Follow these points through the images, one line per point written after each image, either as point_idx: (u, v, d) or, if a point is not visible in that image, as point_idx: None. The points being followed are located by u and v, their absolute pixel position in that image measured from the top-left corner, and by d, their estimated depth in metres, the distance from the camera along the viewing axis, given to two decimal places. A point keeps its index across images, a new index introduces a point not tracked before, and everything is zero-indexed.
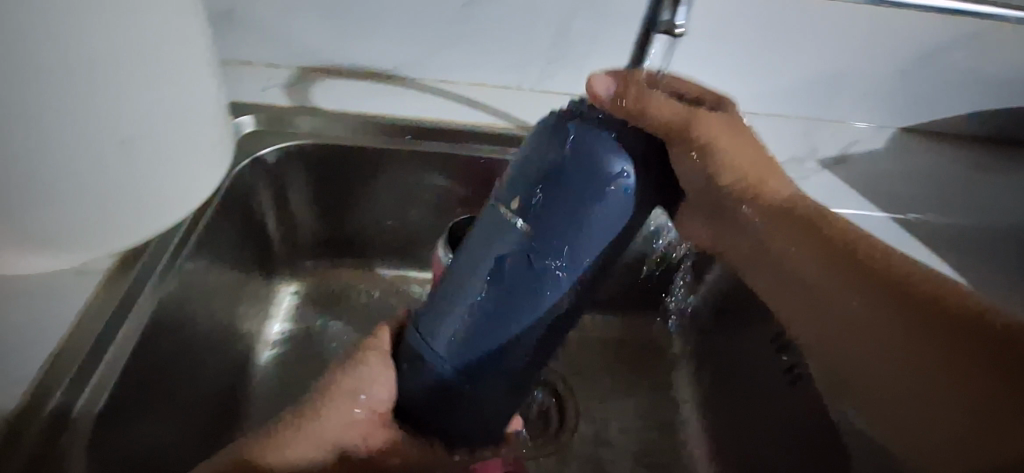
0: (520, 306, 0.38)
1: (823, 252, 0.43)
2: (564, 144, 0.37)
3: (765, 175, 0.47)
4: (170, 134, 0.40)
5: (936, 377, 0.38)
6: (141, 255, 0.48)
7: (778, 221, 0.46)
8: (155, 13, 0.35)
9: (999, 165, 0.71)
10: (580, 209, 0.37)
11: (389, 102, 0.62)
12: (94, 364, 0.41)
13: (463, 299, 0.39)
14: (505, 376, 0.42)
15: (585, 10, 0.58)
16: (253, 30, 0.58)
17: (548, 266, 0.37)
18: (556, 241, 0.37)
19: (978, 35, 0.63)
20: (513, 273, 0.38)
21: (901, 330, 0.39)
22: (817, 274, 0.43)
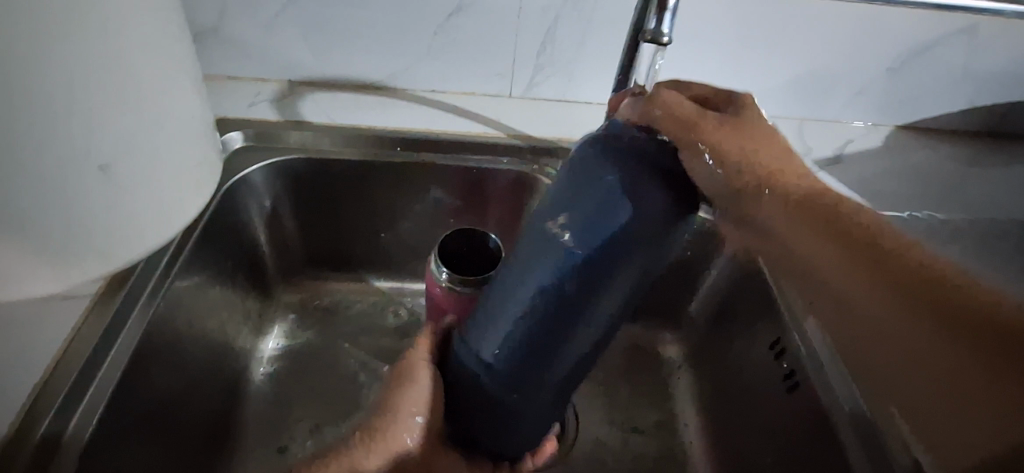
0: (561, 326, 0.39)
1: (860, 256, 0.37)
2: (601, 170, 0.37)
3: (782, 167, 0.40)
4: (149, 157, 0.40)
5: (963, 389, 0.35)
6: (129, 277, 0.48)
7: (802, 218, 0.38)
8: (125, 39, 0.35)
9: (996, 159, 0.70)
10: (614, 235, 0.36)
11: (381, 115, 0.62)
12: (86, 387, 0.42)
13: (505, 321, 0.40)
14: (546, 389, 0.42)
15: (570, 17, 0.58)
16: (240, 47, 0.59)
17: (585, 290, 0.38)
18: (593, 266, 0.37)
19: (969, 31, 0.62)
20: (551, 298, 0.38)
21: (929, 338, 0.36)
22: (853, 283, 0.38)
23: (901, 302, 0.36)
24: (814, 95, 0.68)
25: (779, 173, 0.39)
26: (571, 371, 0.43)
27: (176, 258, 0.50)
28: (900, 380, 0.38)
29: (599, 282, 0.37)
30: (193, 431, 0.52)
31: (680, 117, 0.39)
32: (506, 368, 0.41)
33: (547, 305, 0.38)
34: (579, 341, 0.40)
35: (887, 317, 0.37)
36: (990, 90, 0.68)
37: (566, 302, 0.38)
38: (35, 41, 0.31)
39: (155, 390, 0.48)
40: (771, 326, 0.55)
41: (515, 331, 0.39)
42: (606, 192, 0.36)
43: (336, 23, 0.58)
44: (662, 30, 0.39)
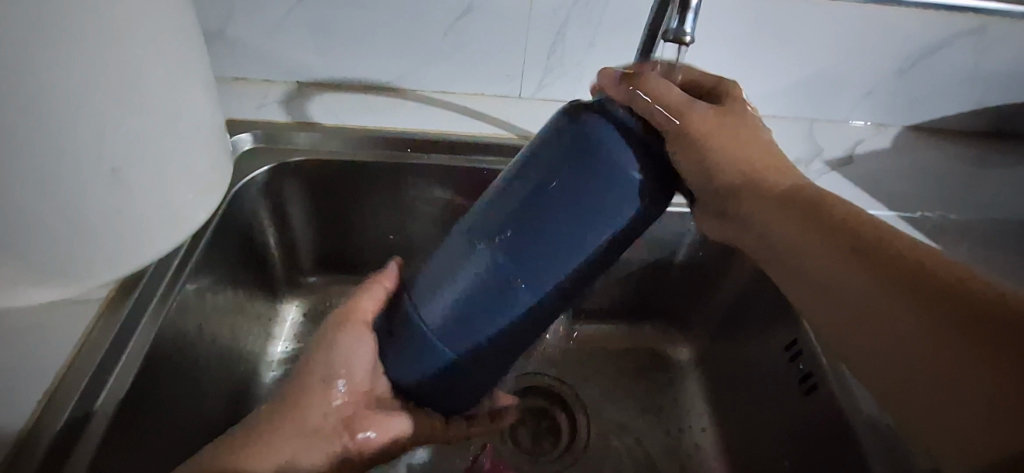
0: (524, 281, 0.37)
1: (832, 234, 0.38)
2: (575, 132, 0.36)
3: (759, 155, 0.41)
4: (162, 161, 0.39)
5: (944, 367, 0.32)
6: (138, 280, 0.48)
7: (766, 191, 0.40)
8: (138, 42, 0.34)
9: (1007, 159, 0.70)
10: (575, 203, 0.35)
11: (390, 116, 0.61)
12: (97, 391, 0.41)
13: (452, 281, 0.39)
14: (499, 358, 0.42)
15: (580, 19, 0.57)
16: (248, 50, 0.59)
17: (535, 261, 0.37)
18: (544, 234, 0.36)
19: (978, 31, 0.62)
20: (502, 264, 0.37)
21: (909, 315, 0.34)
22: (824, 259, 0.38)
23: (872, 275, 0.36)
24: (822, 96, 0.68)
25: (752, 149, 0.41)
26: (515, 337, 0.41)
27: (187, 260, 0.50)
28: (869, 353, 0.36)
29: (572, 235, 0.36)
30: (200, 436, 0.51)
31: (660, 102, 0.38)
32: (447, 317, 0.40)
33: (512, 257, 0.37)
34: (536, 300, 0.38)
35: (856, 289, 0.37)
36: (998, 90, 0.67)
37: (534, 255, 0.37)
38: (48, 43, 0.31)
39: (165, 394, 0.47)
40: (786, 329, 0.54)
41: (470, 281, 0.38)
42: (596, 142, 0.35)
43: (346, 24, 0.57)
44: (684, 29, 0.38)
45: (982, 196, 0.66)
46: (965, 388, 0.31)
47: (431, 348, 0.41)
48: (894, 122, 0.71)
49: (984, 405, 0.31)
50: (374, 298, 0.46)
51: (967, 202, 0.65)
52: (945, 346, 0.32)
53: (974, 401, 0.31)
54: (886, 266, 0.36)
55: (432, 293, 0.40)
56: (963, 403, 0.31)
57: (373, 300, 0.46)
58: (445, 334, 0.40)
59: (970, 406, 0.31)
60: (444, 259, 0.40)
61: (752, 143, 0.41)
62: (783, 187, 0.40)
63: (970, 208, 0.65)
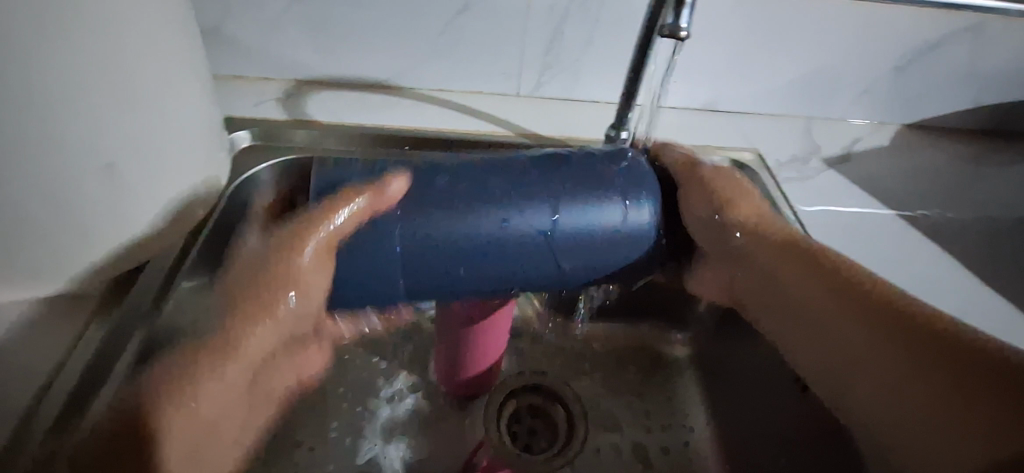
0: (511, 228, 0.41)
1: (825, 279, 0.45)
2: (616, 165, 0.44)
3: (764, 217, 0.50)
4: (157, 156, 0.40)
5: (935, 407, 0.38)
6: (133, 278, 0.47)
7: (779, 250, 0.48)
8: (133, 36, 0.35)
9: (1006, 156, 0.70)
10: (586, 192, 0.42)
11: (388, 115, 0.61)
12: (89, 390, 0.41)
13: (455, 180, 0.42)
14: (438, 287, 0.42)
15: (577, 16, 0.57)
16: (245, 48, 0.59)
17: (537, 205, 0.41)
18: (553, 184, 0.42)
19: (974, 29, 0.62)
20: (503, 185, 0.42)
21: (905, 360, 0.40)
22: (827, 303, 0.45)
23: (864, 317, 0.43)
24: (819, 94, 0.68)
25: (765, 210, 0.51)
26: (456, 274, 0.41)
27: (184, 257, 0.49)
28: (861, 389, 0.42)
29: (574, 221, 0.42)
30: None
31: (693, 169, 0.50)
32: (432, 214, 0.40)
33: (519, 189, 0.42)
34: (502, 259, 0.42)
35: (854, 332, 0.43)
36: (995, 88, 0.68)
37: (541, 188, 0.42)
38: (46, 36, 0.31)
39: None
40: None
41: (472, 186, 0.41)
42: (640, 172, 0.44)
43: (344, 22, 0.57)
44: (680, 24, 0.39)
45: (978, 193, 0.66)
46: (952, 423, 0.37)
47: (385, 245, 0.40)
48: (891, 120, 0.71)
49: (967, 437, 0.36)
50: (352, 221, 0.40)
51: (961, 201, 0.65)
52: (937, 388, 0.39)
53: (960, 433, 0.37)
54: (870, 308, 0.43)
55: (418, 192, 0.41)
56: (956, 439, 0.37)
57: (352, 222, 0.40)
58: (414, 230, 0.40)
59: (960, 441, 0.37)
60: (453, 165, 0.42)
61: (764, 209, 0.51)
62: (783, 239, 0.49)
63: (968, 206, 0.65)
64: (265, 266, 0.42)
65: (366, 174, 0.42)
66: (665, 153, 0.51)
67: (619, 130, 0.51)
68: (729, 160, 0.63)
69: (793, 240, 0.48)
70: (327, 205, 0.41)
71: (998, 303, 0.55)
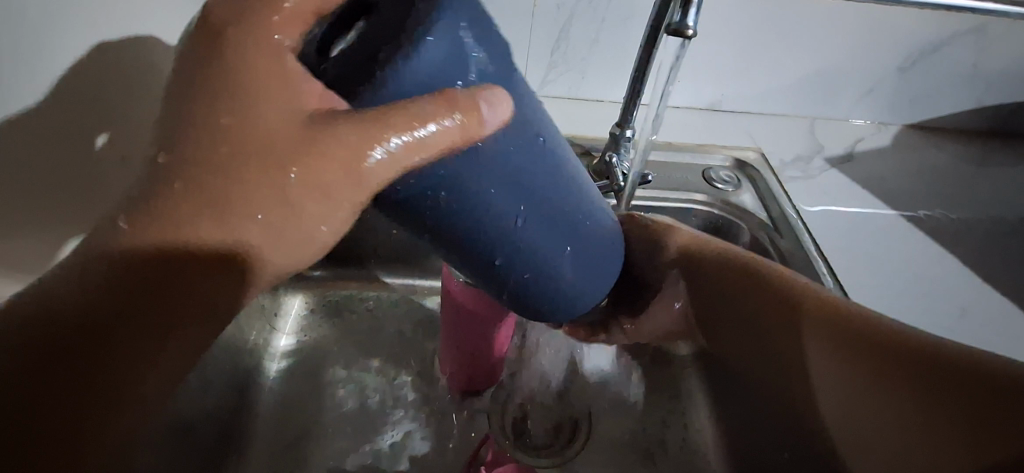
0: (572, 200, 0.34)
1: (767, 295, 0.45)
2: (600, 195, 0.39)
3: (716, 247, 0.48)
4: None
5: (915, 420, 0.38)
6: None
7: (736, 276, 0.46)
8: None
9: (1007, 157, 0.70)
10: (595, 213, 0.36)
11: None
12: None
13: (527, 121, 0.30)
14: (438, 211, 0.29)
15: (583, 15, 0.58)
16: None
17: (568, 210, 0.34)
18: (583, 195, 0.35)
19: (978, 29, 0.62)
20: (556, 173, 0.32)
21: (874, 377, 0.39)
22: (790, 328, 0.43)
23: (826, 341, 0.42)
24: (822, 94, 0.68)
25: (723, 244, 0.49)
26: (473, 218, 0.30)
27: None
28: (836, 405, 0.42)
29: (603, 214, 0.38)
30: (209, 433, 0.51)
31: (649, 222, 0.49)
32: (515, 156, 0.30)
33: (563, 183, 0.33)
34: (553, 238, 0.34)
35: (819, 355, 0.42)
36: (997, 89, 0.68)
37: (574, 194, 0.34)
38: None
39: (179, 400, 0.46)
40: None
41: (541, 142, 0.31)
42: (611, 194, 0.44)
43: None
44: (687, 23, 0.39)
45: (980, 193, 0.67)
46: (935, 435, 0.37)
47: (470, 191, 0.29)
48: (894, 120, 0.71)
49: (955, 451, 0.36)
50: (447, 141, 0.27)
51: (963, 200, 0.66)
52: (910, 403, 0.38)
53: (945, 442, 0.36)
54: (813, 320, 0.42)
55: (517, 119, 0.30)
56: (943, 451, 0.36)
57: (448, 141, 0.27)
58: (495, 170, 0.29)
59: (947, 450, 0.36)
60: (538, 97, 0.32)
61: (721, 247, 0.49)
62: (728, 257, 0.47)
63: (970, 207, 0.65)
64: (278, 141, 0.27)
65: (493, 71, 0.28)
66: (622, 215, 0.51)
67: (624, 129, 0.52)
68: (731, 159, 0.64)
69: (745, 268, 0.46)
70: (412, 107, 0.26)
71: (1000, 301, 0.56)
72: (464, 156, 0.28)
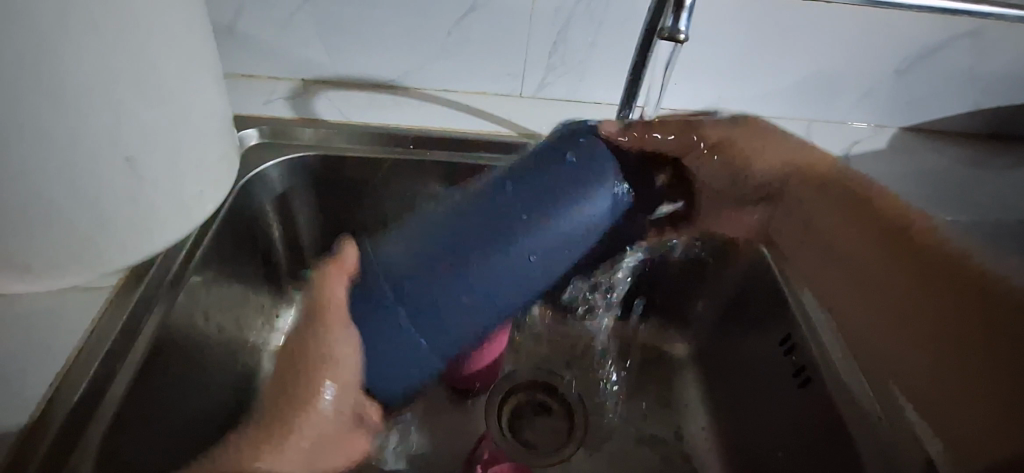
0: (503, 220, 0.38)
1: (874, 226, 0.48)
2: (572, 165, 0.39)
3: (811, 160, 0.50)
4: (182, 140, 0.40)
5: (947, 357, 0.42)
6: (146, 271, 0.48)
7: (825, 200, 0.50)
8: (155, 23, 0.35)
9: (1005, 160, 0.71)
10: (562, 210, 0.39)
11: (395, 113, 0.62)
12: (103, 380, 0.42)
13: (428, 238, 0.39)
14: (468, 316, 0.40)
15: (580, 19, 0.58)
16: (256, 48, 0.60)
17: (525, 232, 0.38)
18: (525, 214, 0.38)
19: (972, 33, 0.63)
20: (483, 231, 0.38)
21: (931, 309, 0.44)
22: (868, 249, 0.48)
23: (897, 264, 0.46)
24: (820, 98, 0.68)
25: (814, 171, 0.50)
26: (482, 309, 0.40)
27: (195, 252, 0.51)
28: (879, 336, 0.47)
29: (542, 178, 0.39)
30: (207, 427, 0.53)
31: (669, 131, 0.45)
32: (434, 276, 0.38)
33: (494, 232, 0.38)
34: (531, 265, 0.39)
35: (884, 275, 0.47)
36: (993, 93, 0.68)
37: (513, 222, 0.38)
38: (121, 32, 0.34)
39: (166, 381, 0.48)
40: (781, 324, 0.55)
41: (448, 235, 0.38)
42: (564, 128, 0.43)
43: (353, 22, 0.58)
44: (679, 28, 0.39)
45: (977, 197, 0.67)
46: (959, 372, 0.42)
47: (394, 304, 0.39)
48: (892, 123, 0.71)
49: (991, 389, 0.40)
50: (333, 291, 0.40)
51: (962, 203, 0.66)
52: (949, 337, 0.42)
53: (961, 380, 0.41)
54: (918, 263, 0.45)
55: (412, 244, 0.39)
56: (968, 398, 0.41)
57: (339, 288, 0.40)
58: (433, 320, 0.39)
59: (973, 400, 0.41)
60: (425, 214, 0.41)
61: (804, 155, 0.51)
62: (834, 184, 0.50)
63: (967, 210, 0.65)
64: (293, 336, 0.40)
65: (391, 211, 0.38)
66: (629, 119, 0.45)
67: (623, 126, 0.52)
68: None
69: (842, 185, 0.49)
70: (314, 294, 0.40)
71: None
72: (416, 281, 0.38)
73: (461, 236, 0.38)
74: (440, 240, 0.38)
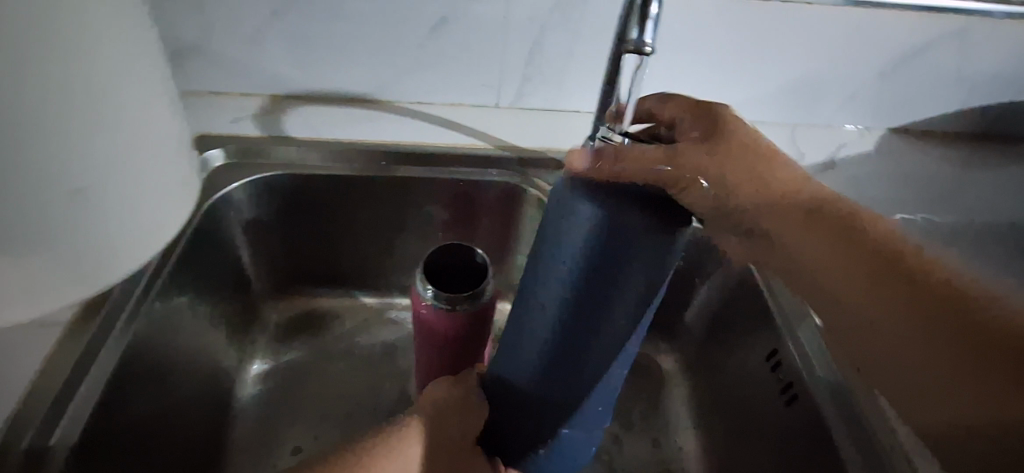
0: (571, 339, 0.41)
1: (856, 248, 0.38)
2: (580, 235, 0.37)
3: (768, 173, 0.39)
4: (133, 166, 0.38)
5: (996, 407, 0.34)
6: (105, 300, 0.47)
7: (804, 223, 0.39)
8: (104, 45, 0.33)
9: (991, 160, 0.70)
10: (606, 284, 0.38)
11: (367, 128, 0.61)
12: (60, 412, 0.41)
13: (523, 358, 0.43)
14: (585, 402, 0.44)
15: (556, 27, 0.55)
16: (209, 64, 0.56)
17: (598, 318, 0.39)
18: (587, 304, 0.39)
19: (960, 31, 0.61)
20: (562, 335, 0.41)
21: (946, 350, 0.35)
22: (851, 282, 0.38)
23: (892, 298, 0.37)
24: (804, 101, 0.67)
25: (777, 183, 0.39)
26: (595, 384, 0.42)
27: (159, 273, 0.49)
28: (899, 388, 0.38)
29: (593, 303, 0.39)
30: (181, 459, 0.51)
31: (651, 160, 0.36)
32: (540, 375, 0.43)
33: (565, 330, 0.41)
34: (613, 341, 0.40)
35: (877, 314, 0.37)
36: (985, 92, 0.66)
37: (581, 319, 0.40)
38: (63, 49, 0.31)
39: (132, 405, 0.46)
40: (766, 337, 0.53)
41: (540, 347, 0.42)
42: (570, 227, 0.37)
43: (321, 36, 0.54)
44: (645, 39, 0.37)
45: None
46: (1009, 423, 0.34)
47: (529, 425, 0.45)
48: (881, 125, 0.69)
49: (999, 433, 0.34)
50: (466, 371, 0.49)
51: None
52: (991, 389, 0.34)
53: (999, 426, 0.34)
54: (913, 284, 0.36)
55: (513, 365, 0.44)
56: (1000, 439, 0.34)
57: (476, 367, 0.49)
58: (563, 423, 0.45)
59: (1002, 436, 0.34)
60: (511, 339, 0.44)
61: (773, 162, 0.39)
62: (806, 195, 0.39)
63: None
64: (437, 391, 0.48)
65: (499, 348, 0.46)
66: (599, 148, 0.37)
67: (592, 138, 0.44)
68: None
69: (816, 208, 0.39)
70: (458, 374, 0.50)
71: None
72: (538, 398, 0.44)
73: (539, 365, 0.43)
74: (530, 370, 0.43)
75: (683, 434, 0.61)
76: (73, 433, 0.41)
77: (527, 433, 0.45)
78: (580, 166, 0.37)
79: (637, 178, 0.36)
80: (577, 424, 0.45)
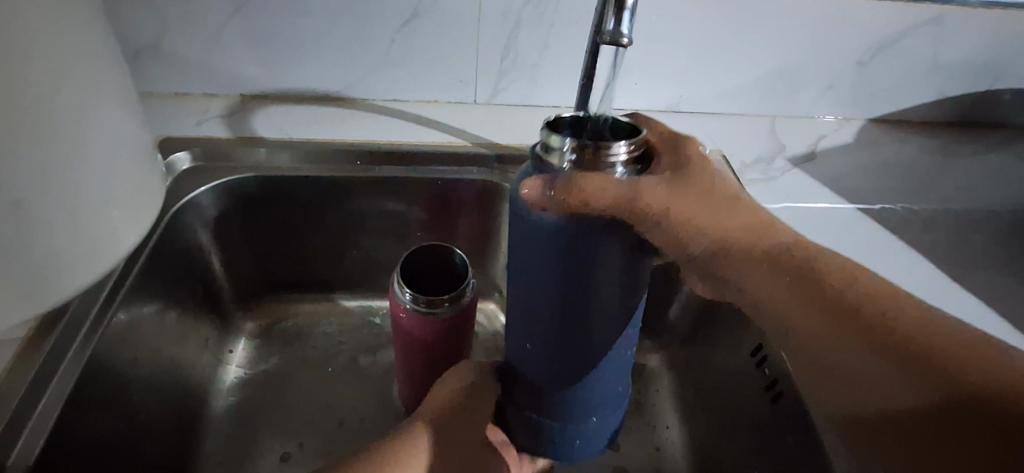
0: (559, 347, 0.39)
1: (806, 294, 0.34)
2: (552, 246, 0.35)
3: (719, 215, 0.37)
4: (88, 174, 0.35)
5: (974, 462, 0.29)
6: (62, 315, 0.45)
7: (756, 265, 0.35)
8: (46, 47, 0.31)
9: (974, 144, 0.70)
10: (581, 290, 0.36)
11: (341, 127, 0.59)
12: (19, 426, 0.39)
13: (527, 371, 0.42)
14: (603, 400, 0.43)
15: (529, 19, 0.55)
16: (178, 65, 0.57)
17: (586, 323, 0.38)
18: (567, 312, 0.37)
19: (934, 21, 0.61)
20: (551, 347, 0.39)
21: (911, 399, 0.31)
22: (808, 325, 0.33)
23: (855, 345, 0.32)
24: (781, 91, 0.66)
25: (736, 219, 0.37)
26: (614, 376, 0.42)
27: (121, 284, 0.47)
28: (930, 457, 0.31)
29: (573, 307, 0.37)
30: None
31: (611, 194, 0.33)
32: (549, 387, 0.42)
33: (549, 342, 0.39)
34: (604, 341, 0.39)
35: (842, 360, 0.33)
36: (960, 81, 0.67)
37: (562, 326, 0.38)
38: (7, 48, 0.29)
39: (93, 422, 0.44)
40: (753, 333, 0.53)
41: (537, 360, 0.41)
42: (535, 232, 0.36)
43: (288, 34, 0.55)
44: (621, 30, 0.36)
45: (947, 187, 0.66)
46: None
47: (547, 428, 0.44)
48: (857, 115, 0.70)
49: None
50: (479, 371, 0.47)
51: (926, 193, 0.65)
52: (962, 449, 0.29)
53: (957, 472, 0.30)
54: (872, 337, 0.32)
55: (520, 376, 0.43)
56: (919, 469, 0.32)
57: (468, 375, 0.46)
58: (584, 422, 0.44)
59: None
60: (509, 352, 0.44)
61: (726, 200, 0.38)
62: (765, 244, 0.36)
63: (933, 198, 0.65)
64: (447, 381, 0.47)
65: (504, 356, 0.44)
66: (550, 177, 0.34)
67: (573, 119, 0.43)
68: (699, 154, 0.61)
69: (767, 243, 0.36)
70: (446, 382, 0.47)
71: (973, 307, 0.55)
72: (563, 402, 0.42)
73: (543, 378, 0.42)
74: (538, 384, 0.42)
75: (673, 432, 0.59)
76: (31, 454, 0.38)
77: (548, 436, 0.45)
78: (539, 199, 0.35)
79: (600, 208, 0.34)
80: (603, 414, 0.44)
